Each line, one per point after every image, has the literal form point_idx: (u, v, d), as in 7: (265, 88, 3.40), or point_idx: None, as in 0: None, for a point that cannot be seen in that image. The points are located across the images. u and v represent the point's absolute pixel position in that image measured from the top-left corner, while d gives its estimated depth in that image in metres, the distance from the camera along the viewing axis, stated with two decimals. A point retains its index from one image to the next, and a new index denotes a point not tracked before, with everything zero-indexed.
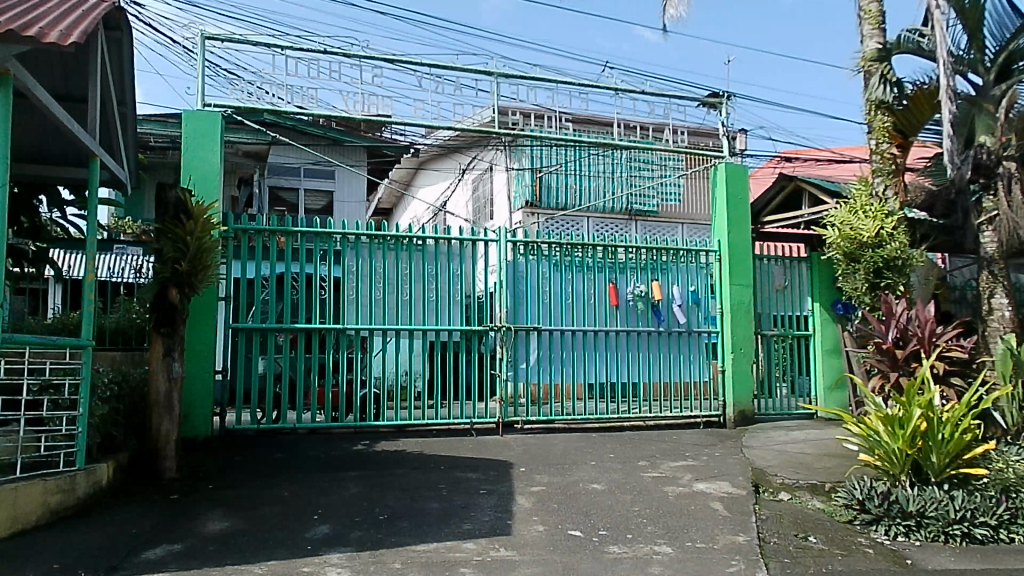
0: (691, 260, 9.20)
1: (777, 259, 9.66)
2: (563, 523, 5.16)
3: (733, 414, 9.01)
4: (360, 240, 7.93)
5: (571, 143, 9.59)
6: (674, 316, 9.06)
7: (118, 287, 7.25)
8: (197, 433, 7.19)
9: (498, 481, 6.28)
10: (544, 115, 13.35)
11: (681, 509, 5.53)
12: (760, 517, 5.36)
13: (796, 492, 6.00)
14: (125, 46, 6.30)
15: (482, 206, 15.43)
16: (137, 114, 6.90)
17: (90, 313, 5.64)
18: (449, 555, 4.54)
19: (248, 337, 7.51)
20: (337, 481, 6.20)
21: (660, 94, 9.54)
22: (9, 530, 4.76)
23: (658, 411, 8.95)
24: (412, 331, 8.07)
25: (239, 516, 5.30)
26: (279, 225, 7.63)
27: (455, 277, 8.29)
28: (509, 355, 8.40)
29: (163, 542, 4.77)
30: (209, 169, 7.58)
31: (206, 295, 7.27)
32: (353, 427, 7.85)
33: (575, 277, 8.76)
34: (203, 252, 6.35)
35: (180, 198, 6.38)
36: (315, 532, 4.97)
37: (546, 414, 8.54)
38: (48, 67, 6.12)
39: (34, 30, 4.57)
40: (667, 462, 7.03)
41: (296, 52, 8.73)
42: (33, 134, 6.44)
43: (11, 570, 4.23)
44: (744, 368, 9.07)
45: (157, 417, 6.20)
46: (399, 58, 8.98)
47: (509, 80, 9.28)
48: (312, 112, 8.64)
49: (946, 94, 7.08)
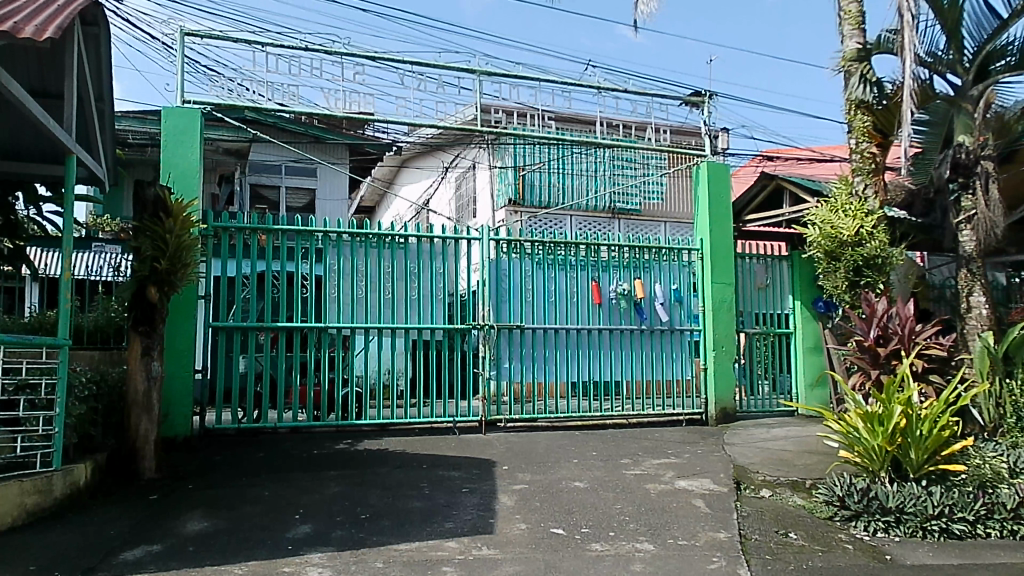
0: (674, 258, 9.24)
1: (759, 258, 9.72)
2: (546, 522, 5.14)
3: (715, 411, 9.06)
4: (342, 238, 7.88)
5: (555, 141, 9.58)
6: (656, 313, 9.08)
7: (97, 285, 7.23)
8: (176, 433, 7.12)
9: (481, 479, 6.26)
10: (528, 113, 13.35)
11: (663, 507, 5.54)
12: (742, 515, 5.38)
13: (777, 488, 6.03)
14: (103, 41, 6.18)
15: (465, 204, 15.39)
16: (115, 111, 6.82)
17: (66, 312, 5.55)
18: (431, 554, 4.52)
19: (229, 335, 7.45)
20: (319, 480, 6.16)
21: (643, 94, 9.58)
22: None
23: (640, 409, 8.96)
24: (394, 330, 8.04)
25: (220, 516, 5.25)
26: (259, 223, 7.58)
27: (438, 275, 8.27)
28: (492, 354, 8.39)
29: (142, 543, 4.70)
30: (188, 166, 7.50)
31: (186, 294, 7.19)
32: (335, 426, 7.81)
33: (558, 275, 8.76)
34: (182, 249, 6.29)
35: (158, 196, 6.27)
36: (296, 532, 4.93)
37: (529, 413, 8.52)
38: (25, 62, 6.04)
39: (8, 26, 4.49)
40: (650, 460, 7.05)
41: (277, 48, 8.69)
42: (7, 130, 6.34)
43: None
44: (726, 366, 9.13)
45: (136, 416, 6.14)
46: (381, 55, 8.96)
47: (492, 78, 9.29)
48: (294, 109, 8.59)
49: (909, 95, 7.02)
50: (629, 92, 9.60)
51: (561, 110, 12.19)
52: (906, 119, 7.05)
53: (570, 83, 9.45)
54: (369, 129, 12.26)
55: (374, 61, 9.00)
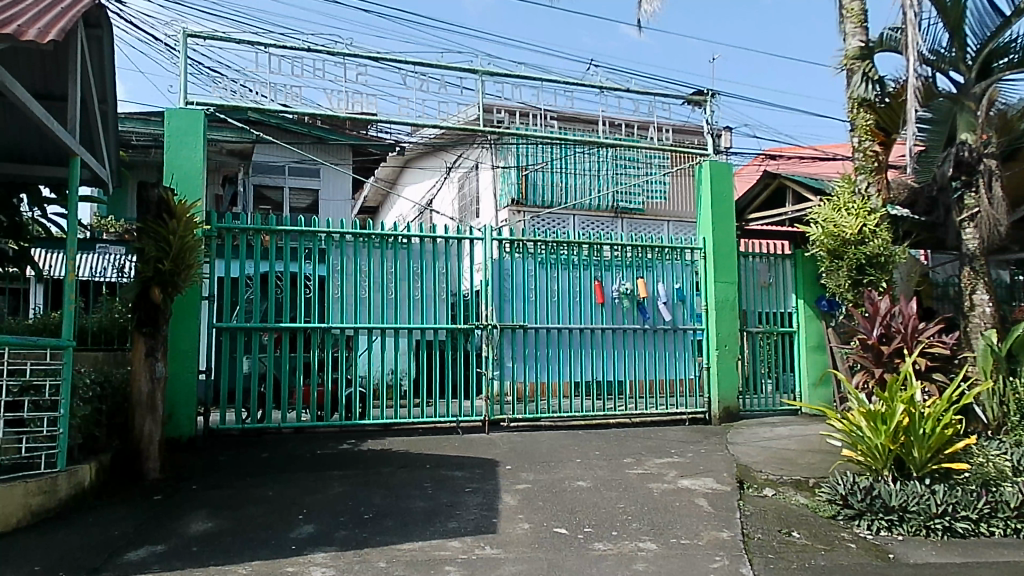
0: (676, 258, 9.24)
1: (762, 257, 9.70)
2: (548, 521, 5.15)
3: (718, 410, 9.06)
4: (345, 238, 7.90)
5: (557, 140, 9.57)
6: (659, 313, 9.08)
7: (101, 286, 7.23)
8: (181, 434, 7.16)
9: (484, 479, 6.27)
10: (530, 112, 13.35)
11: (666, 506, 5.55)
12: (745, 514, 5.37)
13: (781, 487, 6.03)
14: (106, 43, 6.20)
15: (468, 204, 15.39)
16: (118, 112, 6.84)
17: (70, 313, 5.57)
18: (434, 553, 4.53)
19: (233, 336, 7.48)
20: (322, 480, 6.18)
21: (645, 93, 9.58)
22: None
23: (644, 408, 8.96)
24: (397, 330, 8.06)
25: (224, 516, 5.27)
26: (263, 224, 7.60)
27: (440, 275, 8.28)
28: (495, 354, 8.40)
29: (146, 544, 4.72)
30: (192, 168, 7.52)
31: (189, 295, 7.22)
32: (338, 426, 7.84)
33: (561, 275, 8.76)
34: (186, 251, 6.31)
35: (162, 197, 6.33)
36: (299, 532, 4.94)
37: (532, 412, 8.53)
38: (28, 64, 6.06)
39: (12, 29, 4.51)
40: (653, 459, 7.05)
41: (280, 49, 8.71)
42: (11, 132, 6.37)
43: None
44: (729, 365, 9.13)
45: (140, 417, 6.16)
46: (384, 55, 8.97)
47: (494, 77, 9.30)
48: (297, 110, 8.60)
49: (913, 94, 7.01)
50: (632, 92, 9.59)
51: (563, 110, 12.19)
52: (910, 118, 7.03)
53: (572, 82, 9.45)
54: (372, 130, 12.27)
55: (376, 61, 9.02)
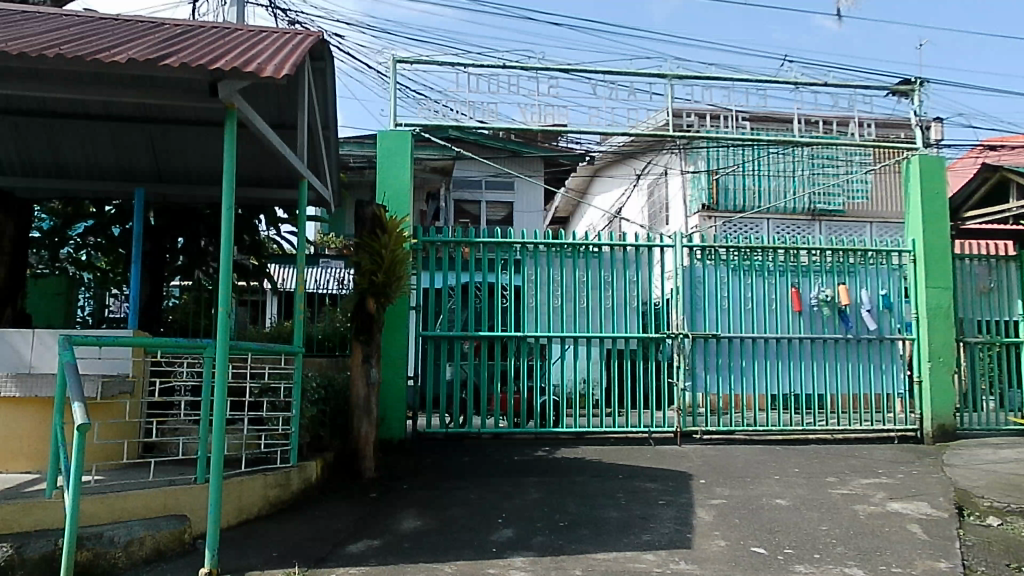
0: (882, 262, 8.58)
1: (981, 258, 8.79)
2: (745, 540, 4.96)
3: (931, 429, 8.28)
4: (538, 249, 8.10)
5: (749, 140, 9.16)
6: (864, 322, 8.45)
7: (325, 298, 8.14)
8: (392, 435, 7.63)
9: (677, 492, 6.16)
10: (720, 114, 12.97)
11: (875, 531, 5.15)
12: (968, 544, 4.88)
13: (1011, 517, 5.40)
14: (329, 75, 6.80)
15: (657, 210, 15.22)
16: (338, 137, 7.47)
17: (300, 322, 6.11)
18: (628, 565, 4.51)
19: (437, 344, 7.89)
20: (520, 485, 6.36)
21: (846, 87, 8.98)
22: (237, 519, 5.29)
23: (847, 424, 8.41)
24: (589, 339, 8.12)
25: (430, 516, 5.56)
26: (463, 236, 7.96)
27: (631, 284, 8.23)
28: (687, 364, 8.21)
29: (364, 537, 5.10)
30: (402, 185, 8.02)
31: (399, 305, 7.71)
32: (534, 433, 8.03)
33: (755, 281, 8.41)
34: (396, 264, 6.74)
35: (375, 215, 6.81)
36: (499, 535, 5.12)
37: (726, 425, 8.28)
38: (266, 97, 6.80)
39: (253, 65, 4.87)
40: (859, 479, 6.58)
41: (478, 68, 9.11)
42: (254, 160, 7.15)
43: (238, 556, 4.72)
44: (945, 380, 8.34)
45: (358, 419, 6.67)
46: (573, 67, 9.13)
47: (682, 81, 9.16)
48: (491, 125, 8.94)
49: None
50: (830, 86, 9.03)
51: (755, 110, 11.74)
52: None
53: (764, 80, 9.08)
54: (562, 141, 12.49)
55: (567, 73, 9.21)
